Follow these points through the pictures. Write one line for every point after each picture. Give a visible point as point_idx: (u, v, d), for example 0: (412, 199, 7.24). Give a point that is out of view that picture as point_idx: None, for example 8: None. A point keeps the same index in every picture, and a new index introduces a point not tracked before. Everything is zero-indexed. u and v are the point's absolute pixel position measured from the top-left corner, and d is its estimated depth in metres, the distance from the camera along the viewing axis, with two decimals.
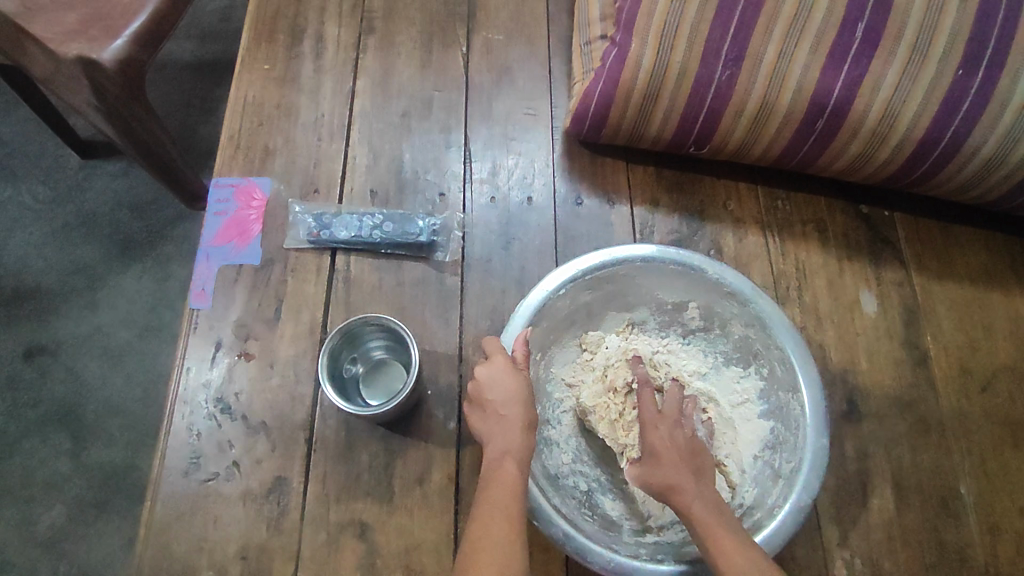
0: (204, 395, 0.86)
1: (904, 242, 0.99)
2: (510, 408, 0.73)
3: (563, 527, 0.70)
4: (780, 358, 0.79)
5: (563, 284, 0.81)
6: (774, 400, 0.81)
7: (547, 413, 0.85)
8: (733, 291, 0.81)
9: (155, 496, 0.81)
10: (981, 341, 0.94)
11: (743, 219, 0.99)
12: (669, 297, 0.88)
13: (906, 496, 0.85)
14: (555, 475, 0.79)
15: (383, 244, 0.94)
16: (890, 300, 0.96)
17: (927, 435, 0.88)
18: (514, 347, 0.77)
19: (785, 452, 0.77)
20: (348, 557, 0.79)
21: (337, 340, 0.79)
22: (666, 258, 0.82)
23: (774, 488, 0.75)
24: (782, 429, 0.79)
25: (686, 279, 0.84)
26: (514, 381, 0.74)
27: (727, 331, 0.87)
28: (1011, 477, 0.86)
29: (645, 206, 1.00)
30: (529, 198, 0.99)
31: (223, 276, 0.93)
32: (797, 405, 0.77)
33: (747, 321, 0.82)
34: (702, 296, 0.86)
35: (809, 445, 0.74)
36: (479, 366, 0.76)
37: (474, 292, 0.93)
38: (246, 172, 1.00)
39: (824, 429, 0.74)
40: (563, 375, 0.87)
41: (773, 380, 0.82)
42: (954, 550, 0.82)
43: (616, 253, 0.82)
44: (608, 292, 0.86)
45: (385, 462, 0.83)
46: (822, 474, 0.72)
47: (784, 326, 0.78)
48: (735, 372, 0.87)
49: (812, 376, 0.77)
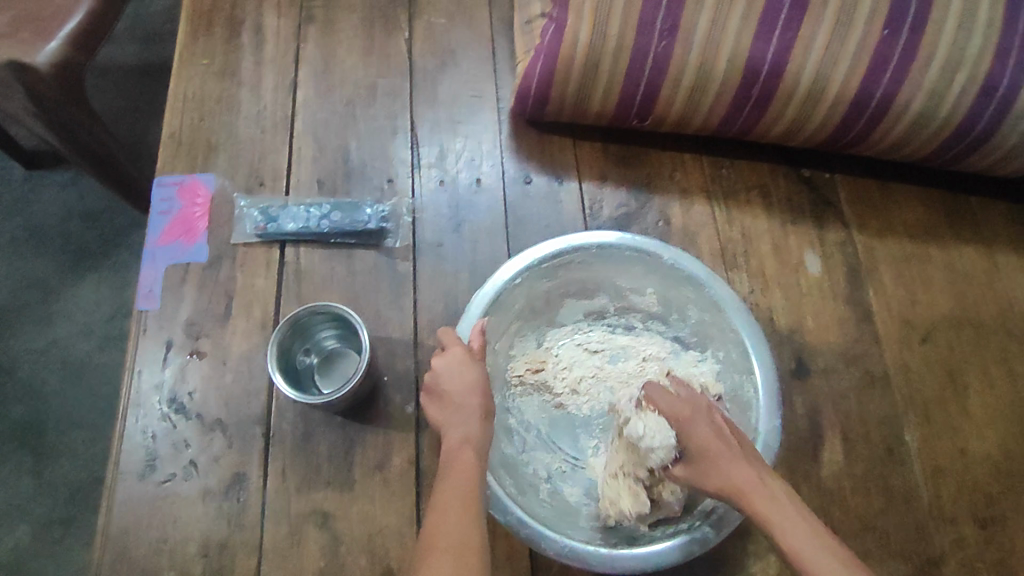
0: (157, 396, 0.85)
1: (846, 203, 1.02)
2: (466, 379, 0.74)
3: (519, 514, 0.71)
4: (733, 343, 0.81)
5: (519, 273, 0.82)
6: (731, 382, 0.82)
7: (508, 405, 0.85)
8: (688, 276, 0.83)
9: (111, 501, 0.80)
10: (920, 293, 0.97)
11: (689, 189, 1.01)
12: (627, 284, 0.88)
13: (856, 448, 0.88)
14: (514, 461, 0.79)
15: (332, 234, 0.93)
16: (833, 259, 0.98)
17: (873, 388, 0.91)
18: (471, 337, 0.77)
19: (740, 435, 0.77)
20: (311, 547, 0.79)
21: (285, 333, 0.78)
22: (622, 244, 0.83)
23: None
24: (738, 412, 0.80)
25: (641, 264, 0.85)
26: (468, 359, 0.75)
27: (684, 315, 0.87)
28: (952, 423, 0.90)
29: (594, 181, 1.01)
30: (478, 179, 1.00)
31: (170, 276, 0.91)
32: (751, 387, 0.78)
33: (703, 306, 0.84)
34: (659, 282, 0.87)
35: (763, 425, 0.76)
36: (438, 359, 0.76)
37: (426, 276, 0.93)
38: (189, 169, 0.98)
39: (778, 409, 0.76)
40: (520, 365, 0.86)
41: (730, 363, 0.82)
42: (901, 496, 0.86)
43: (572, 240, 0.83)
44: (567, 280, 0.87)
45: (344, 450, 0.83)
46: (773, 451, 0.74)
47: (737, 308, 0.80)
48: (693, 356, 0.86)
49: (764, 357, 0.79)
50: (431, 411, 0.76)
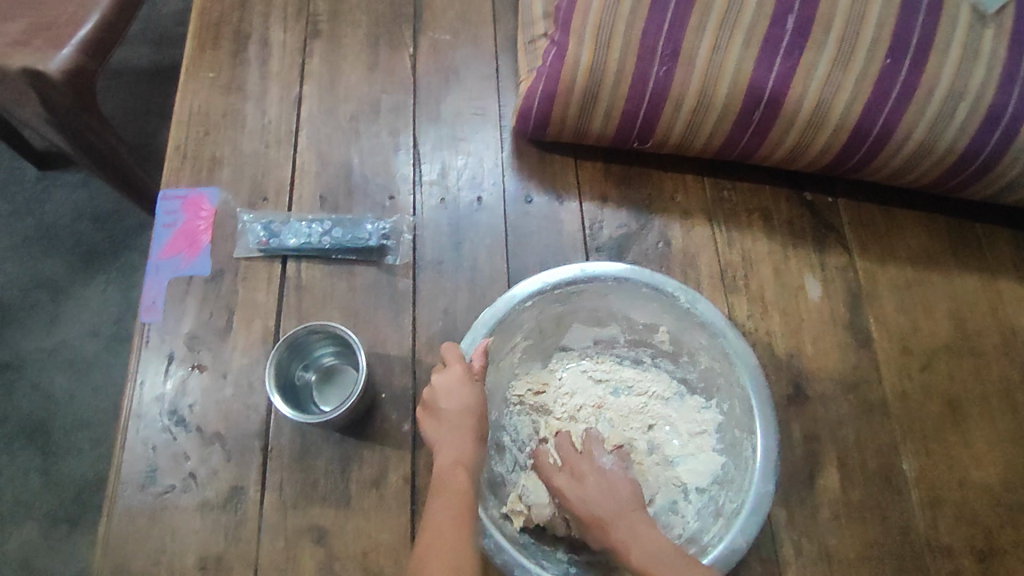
0: (158, 408, 0.86)
1: (849, 228, 1.02)
2: (462, 398, 0.75)
3: (496, 539, 0.71)
4: (740, 397, 0.80)
5: (529, 296, 0.82)
6: (730, 436, 0.82)
7: (508, 423, 0.86)
8: (703, 322, 0.81)
9: (111, 511, 0.81)
10: (921, 321, 0.97)
11: (690, 211, 1.01)
12: (640, 318, 0.88)
13: (851, 475, 0.88)
14: (500, 486, 0.80)
15: (333, 250, 0.94)
16: (834, 285, 0.98)
17: (870, 415, 0.91)
18: (473, 356, 0.77)
19: (730, 491, 0.77)
20: (306, 562, 0.80)
21: (283, 351, 0.78)
22: (639, 280, 0.82)
23: (714, 525, 0.75)
24: (734, 467, 0.79)
25: (657, 303, 0.84)
26: (466, 378, 0.75)
27: (694, 360, 0.87)
28: (950, 453, 0.90)
29: (595, 201, 1.01)
30: (479, 197, 1.00)
31: (173, 288, 0.93)
32: (750, 446, 0.77)
33: (714, 355, 0.83)
34: (672, 322, 0.86)
35: (754, 487, 0.74)
36: (437, 373, 0.77)
37: (426, 294, 0.93)
38: (194, 182, 1.00)
39: (773, 474, 0.75)
40: (525, 384, 0.88)
41: (732, 417, 0.82)
42: (896, 526, 0.86)
43: (589, 268, 0.83)
44: (579, 308, 0.87)
45: (341, 466, 0.84)
46: (760, 521, 0.73)
47: (748, 366, 0.79)
48: (696, 402, 0.88)
49: (769, 418, 0.77)
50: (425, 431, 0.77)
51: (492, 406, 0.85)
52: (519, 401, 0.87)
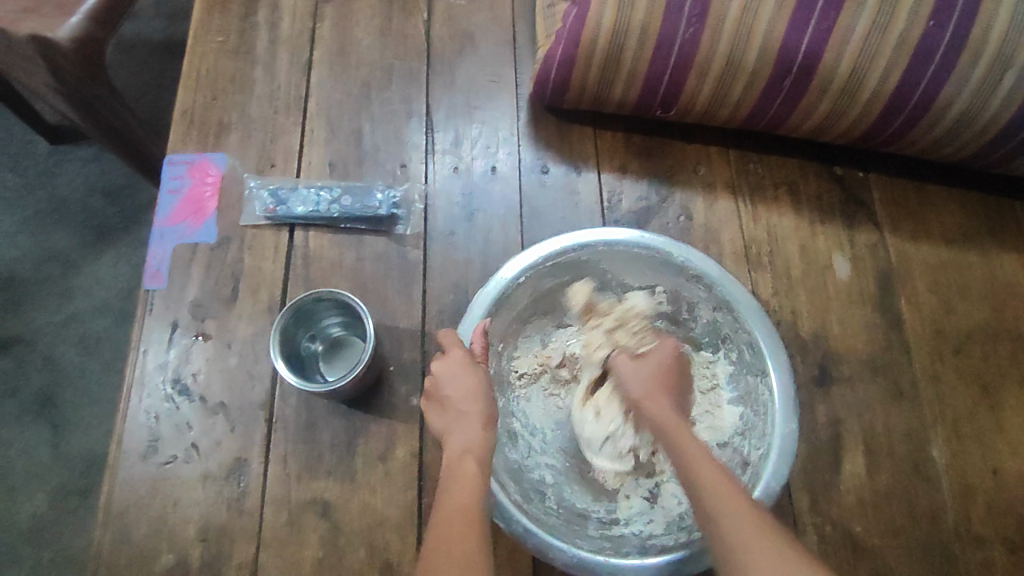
0: (161, 377, 0.84)
1: (879, 204, 0.97)
2: (467, 384, 0.72)
3: (524, 523, 0.69)
4: (748, 342, 0.78)
5: (523, 272, 0.78)
6: (744, 385, 0.80)
7: (511, 407, 0.82)
8: (700, 274, 0.79)
9: (113, 480, 0.79)
10: (955, 303, 0.92)
11: (714, 184, 0.97)
12: (636, 282, 0.85)
13: (879, 461, 0.84)
14: (518, 467, 0.77)
15: (342, 219, 0.91)
16: (863, 263, 0.94)
17: (900, 399, 0.87)
18: (472, 341, 0.75)
19: (753, 439, 0.76)
20: (311, 536, 0.77)
21: (288, 318, 0.75)
22: (630, 242, 0.79)
23: (744, 476, 0.73)
24: (753, 415, 0.77)
25: (652, 263, 0.81)
26: (467, 363, 0.73)
27: (695, 315, 0.85)
28: (984, 440, 0.86)
29: (613, 172, 0.97)
30: (493, 167, 0.97)
31: (179, 255, 0.90)
32: (767, 388, 0.75)
33: (715, 305, 0.80)
34: (670, 281, 0.83)
35: (777, 431, 0.72)
36: (437, 361, 0.75)
37: (437, 265, 0.90)
38: (201, 148, 0.97)
39: (795, 411, 0.73)
40: (524, 364, 0.84)
41: (744, 365, 0.80)
42: (926, 514, 0.82)
43: (577, 238, 0.79)
44: (571, 280, 0.84)
45: (347, 439, 0.81)
46: (790, 461, 0.70)
47: (752, 309, 0.76)
48: (704, 358, 0.85)
49: (782, 360, 0.75)
50: (433, 405, 0.74)
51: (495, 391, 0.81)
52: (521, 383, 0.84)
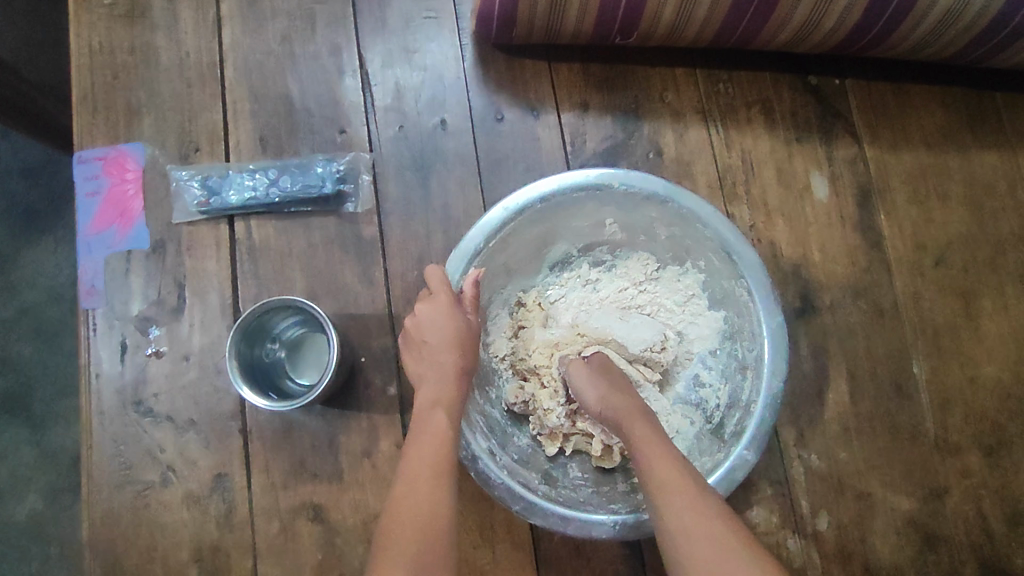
0: (121, 401, 0.79)
1: (857, 112, 0.91)
2: (444, 333, 0.68)
3: (561, 512, 0.68)
4: (713, 249, 0.73)
5: (469, 263, 0.70)
6: (719, 289, 0.76)
7: (499, 393, 0.78)
8: (649, 196, 0.71)
9: (92, 512, 0.77)
10: (935, 212, 0.89)
11: (683, 111, 0.89)
12: (583, 222, 0.78)
13: (862, 386, 0.84)
14: (530, 454, 0.76)
15: (285, 203, 0.83)
16: (842, 180, 0.89)
17: (881, 321, 0.86)
18: (463, 286, 0.70)
19: (744, 341, 0.73)
20: (306, 540, 0.77)
21: (241, 345, 0.70)
22: (564, 189, 0.70)
23: (745, 380, 0.72)
24: (735, 316, 0.75)
25: (596, 200, 0.73)
26: (454, 309, 0.69)
27: (653, 234, 0.78)
28: (963, 351, 0.86)
29: (574, 111, 0.88)
30: (443, 121, 0.87)
31: (112, 266, 0.82)
32: (743, 291, 0.71)
33: (670, 220, 0.74)
34: (617, 211, 0.76)
35: (765, 329, 0.70)
36: (423, 304, 0.71)
37: (395, 241, 0.84)
38: (111, 139, 0.85)
39: (776, 304, 0.70)
40: (500, 347, 0.79)
41: (713, 272, 0.76)
42: (908, 432, 0.84)
43: (509, 204, 0.70)
44: (522, 246, 0.76)
45: (329, 439, 0.78)
46: (785, 357, 0.69)
47: (705, 211, 0.70)
48: (673, 271, 0.80)
49: (752, 256, 0.70)
50: (409, 359, 0.72)
51: (474, 391, 0.76)
52: (502, 368, 0.78)
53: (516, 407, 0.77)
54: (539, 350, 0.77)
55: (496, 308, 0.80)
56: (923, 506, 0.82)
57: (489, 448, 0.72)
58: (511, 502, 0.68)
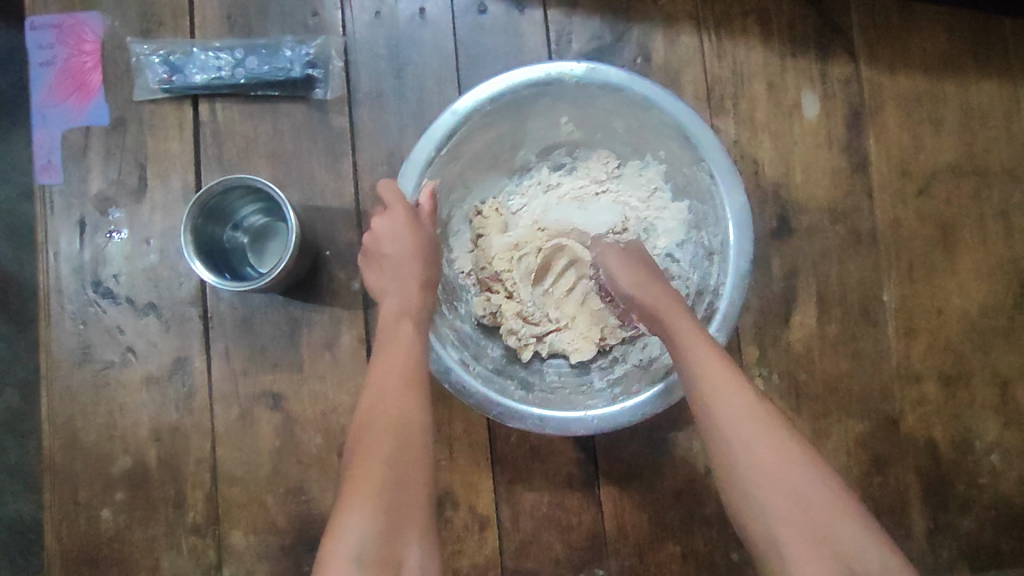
0: (80, 280, 0.78)
1: (858, 29, 0.87)
2: (406, 244, 0.67)
3: (538, 413, 0.67)
4: (671, 136, 0.70)
5: (422, 175, 0.68)
6: (681, 178, 0.74)
7: (467, 305, 0.77)
8: (603, 85, 0.68)
9: (51, 389, 0.77)
10: (925, 140, 0.87)
11: (676, 15, 0.85)
12: (539, 122, 0.75)
13: (831, 309, 0.84)
14: (504, 363, 0.75)
15: (251, 85, 0.79)
16: (834, 100, 0.86)
17: (858, 247, 0.85)
18: (419, 199, 0.68)
19: (710, 228, 0.72)
20: (265, 427, 0.77)
21: (197, 222, 0.67)
22: (515, 87, 0.67)
23: (712, 267, 0.71)
24: (700, 204, 0.73)
25: (549, 95, 0.70)
26: (411, 220, 0.67)
27: (610, 129, 0.76)
28: (936, 283, 0.86)
29: (561, 7, 0.84)
30: (422, 9, 0.82)
31: (70, 142, 0.79)
32: (705, 174, 0.70)
33: (625, 109, 0.71)
34: (571, 105, 0.73)
35: (729, 211, 0.68)
36: (380, 219, 0.69)
37: (366, 134, 0.80)
38: (66, 7, 0.80)
39: (739, 184, 0.68)
40: (465, 262, 0.77)
41: (674, 160, 0.73)
42: (870, 358, 0.84)
43: (458, 107, 0.66)
44: (477, 152, 0.73)
45: (290, 330, 0.78)
46: (750, 237, 0.68)
47: (663, 98, 0.67)
48: (635, 166, 0.78)
49: (711, 139, 0.68)
50: (370, 273, 0.71)
51: (441, 304, 0.75)
52: (469, 283, 0.77)
53: (485, 318, 0.76)
54: (500, 257, 0.76)
55: (458, 221, 0.78)
56: (876, 429, 0.84)
57: (461, 357, 0.71)
58: (488, 408, 0.67)
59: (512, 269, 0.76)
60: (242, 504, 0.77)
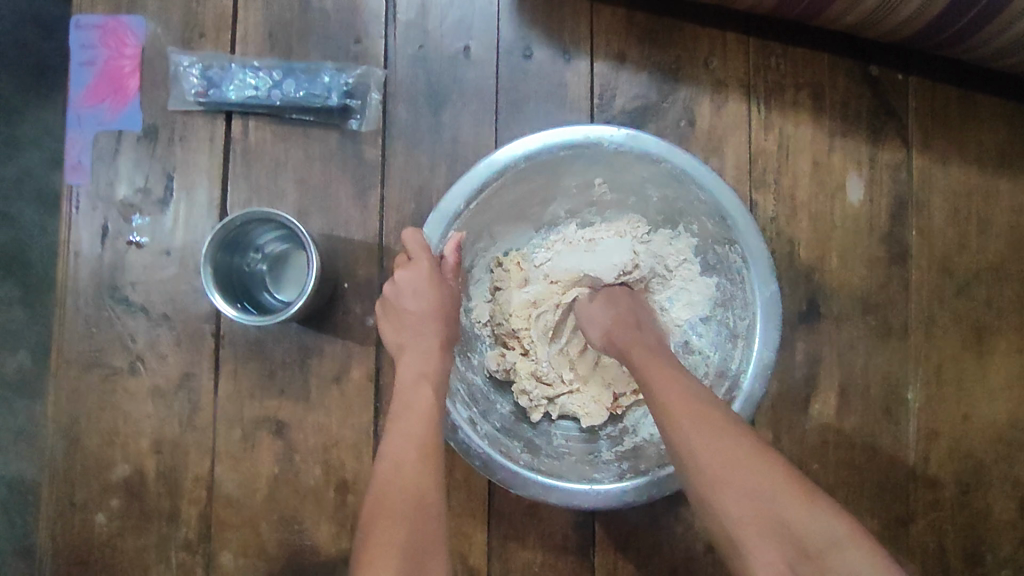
0: (97, 284, 0.78)
1: (914, 115, 0.84)
2: (427, 302, 0.67)
3: (541, 482, 0.66)
4: (706, 212, 0.68)
5: (448, 227, 0.67)
6: (712, 254, 0.72)
7: (481, 359, 0.76)
8: (641, 154, 0.66)
9: (58, 389, 0.77)
10: (971, 238, 0.84)
11: (726, 81, 0.82)
12: (572, 181, 0.74)
13: (850, 401, 0.81)
14: (512, 422, 0.74)
15: (287, 108, 0.78)
16: (879, 186, 0.83)
17: (887, 340, 0.82)
18: (444, 250, 0.67)
19: (737, 310, 0.69)
20: (265, 453, 0.77)
21: (218, 255, 0.66)
22: (550, 147, 0.66)
23: (736, 351, 0.68)
24: (729, 284, 0.71)
25: (584, 157, 0.69)
26: (434, 273, 0.67)
27: (644, 196, 0.74)
28: (964, 387, 0.83)
29: (609, 61, 0.82)
30: (467, 47, 0.81)
31: (101, 144, 0.79)
32: (737, 257, 0.67)
33: (662, 179, 0.69)
34: (606, 169, 0.71)
35: (759, 297, 0.65)
36: (402, 269, 0.68)
37: (397, 169, 0.79)
38: (111, 7, 0.80)
39: (773, 271, 0.65)
40: (482, 312, 0.77)
41: (706, 236, 0.71)
42: (886, 456, 0.82)
43: (491, 161, 0.65)
44: (505, 206, 0.72)
45: (300, 359, 0.77)
46: (778, 326, 0.65)
47: (699, 171, 0.65)
48: (665, 235, 0.76)
49: (748, 219, 0.65)
50: (385, 324, 0.70)
51: (456, 356, 0.75)
52: (484, 334, 0.77)
53: (498, 373, 0.75)
54: (518, 313, 0.75)
55: (480, 271, 0.77)
56: (884, 530, 0.81)
57: (470, 416, 0.70)
58: (493, 471, 0.66)
59: (529, 326, 0.75)
60: (234, 528, 0.76)
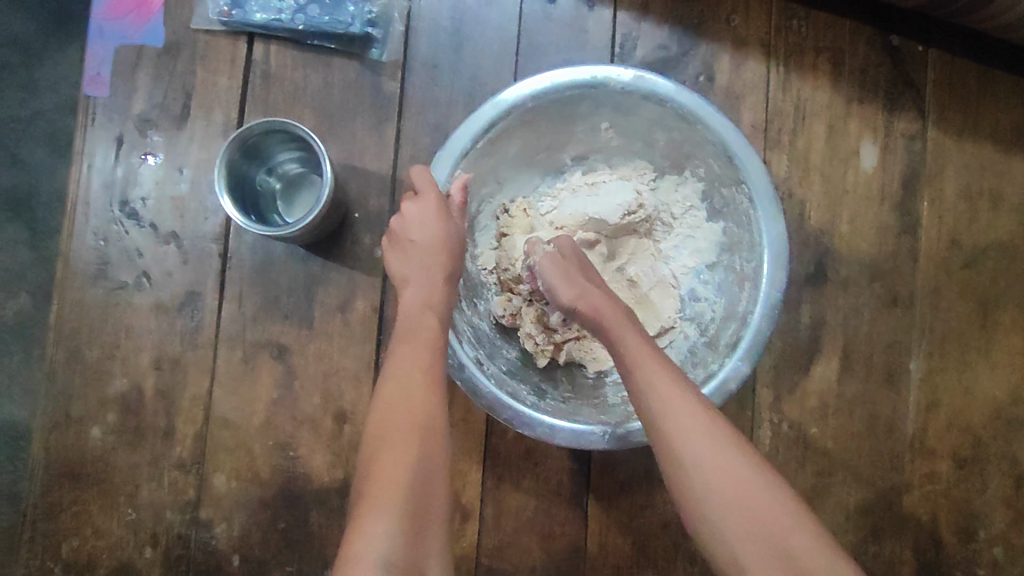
0: (107, 198, 0.78)
1: (931, 86, 0.84)
2: (434, 235, 0.66)
3: (548, 422, 0.65)
4: (713, 154, 0.68)
5: (456, 165, 0.66)
6: (718, 198, 0.72)
7: (486, 305, 0.76)
8: (649, 95, 0.66)
9: (62, 299, 0.77)
10: (982, 213, 0.84)
11: (747, 40, 0.83)
12: (579, 125, 0.74)
13: (852, 366, 0.81)
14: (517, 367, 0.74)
15: (309, 34, 0.78)
16: (893, 154, 0.83)
17: (892, 308, 0.82)
18: (452, 190, 0.66)
19: (743, 253, 0.69)
20: (265, 376, 0.77)
21: (234, 156, 0.66)
22: (559, 86, 0.65)
23: (743, 292, 0.68)
24: (736, 228, 0.70)
25: (592, 99, 0.69)
26: (442, 213, 0.66)
27: (651, 140, 0.74)
28: (966, 361, 0.83)
29: (632, 12, 0.82)
30: None
31: (121, 58, 0.79)
32: (744, 198, 0.67)
33: (670, 121, 0.69)
34: (613, 112, 0.71)
35: (766, 237, 0.65)
36: (410, 203, 0.68)
37: (414, 104, 0.79)
38: None
39: (779, 213, 0.65)
40: (488, 260, 0.76)
41: (712, 178, 0.71)
42: (885, 423, 0.81)
43: (500, 99, 0.65)
44: (513, 147, 0.72)
45: (305, 284, 0.77)
46: (785, 265, 0.65)
47: (707, 111, 0.65)
48: (671, 181, 0.76)
49: (754, 158, 0.65)
50: (393, 257, 0.70)
51: (461, 300, 0.74)
52: (490, 281, 0.76)
53: (504, 319, 0.75)
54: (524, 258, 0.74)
55: (486, 218, 0.77)
56: (879, 497, 0.81)
57: (475, 357, 0.70)
58: (499, 411, 0.65)
59: None
60: (228, 449, 0.76)
